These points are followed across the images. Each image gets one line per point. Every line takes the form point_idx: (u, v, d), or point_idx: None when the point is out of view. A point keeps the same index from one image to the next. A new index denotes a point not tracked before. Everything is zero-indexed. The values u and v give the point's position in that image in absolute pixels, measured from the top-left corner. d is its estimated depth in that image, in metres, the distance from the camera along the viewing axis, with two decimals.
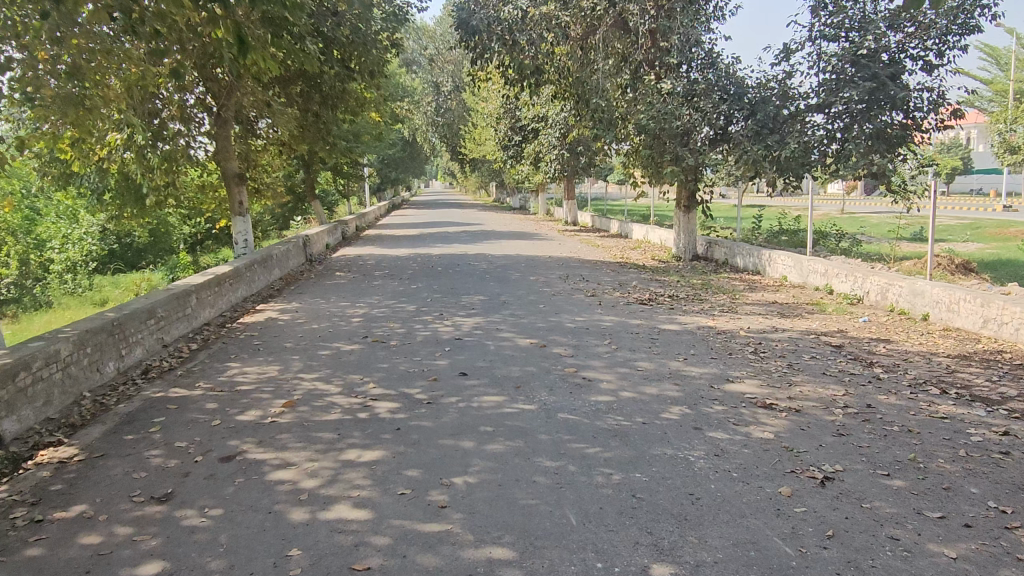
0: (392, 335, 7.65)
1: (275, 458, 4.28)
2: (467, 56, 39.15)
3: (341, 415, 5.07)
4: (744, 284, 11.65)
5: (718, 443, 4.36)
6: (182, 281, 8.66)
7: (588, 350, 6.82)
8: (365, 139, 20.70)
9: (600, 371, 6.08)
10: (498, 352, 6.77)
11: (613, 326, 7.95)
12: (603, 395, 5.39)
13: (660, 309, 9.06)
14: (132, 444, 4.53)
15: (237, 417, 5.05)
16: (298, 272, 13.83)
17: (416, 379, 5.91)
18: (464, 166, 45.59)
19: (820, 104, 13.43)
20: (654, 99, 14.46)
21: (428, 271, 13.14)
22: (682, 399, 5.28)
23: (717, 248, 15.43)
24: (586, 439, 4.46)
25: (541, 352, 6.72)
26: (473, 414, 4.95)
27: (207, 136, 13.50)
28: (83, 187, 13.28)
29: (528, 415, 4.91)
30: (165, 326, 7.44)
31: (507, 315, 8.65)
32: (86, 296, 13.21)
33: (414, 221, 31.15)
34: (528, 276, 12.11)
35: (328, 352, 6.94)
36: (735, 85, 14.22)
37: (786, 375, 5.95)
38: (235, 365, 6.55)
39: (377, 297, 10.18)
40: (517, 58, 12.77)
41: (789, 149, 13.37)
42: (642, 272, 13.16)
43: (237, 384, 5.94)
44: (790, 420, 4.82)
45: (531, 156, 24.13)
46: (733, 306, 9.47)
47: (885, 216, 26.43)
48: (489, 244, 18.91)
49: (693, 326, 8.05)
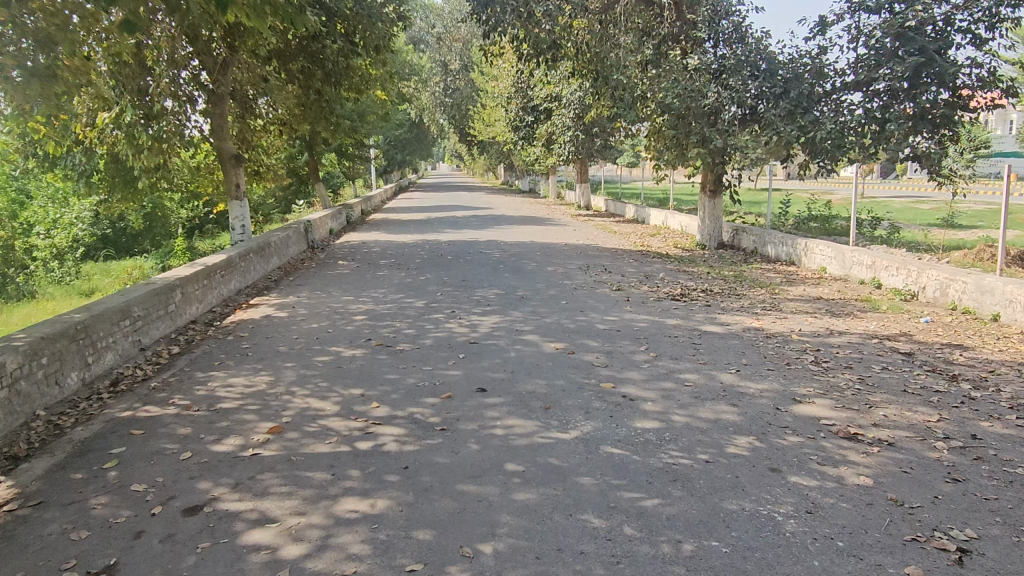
0: (399, 337, 6.77)
1: (252, 509, 3.43)
2: (477, 34, 37.69)
3: (337, 445, 4.20)
4: (780, 276, 10.71)
5: (807, 494, 3.48)
6: (167, 273, 7.79)
7: (624, 359, 5.92)
8: (371, 120, 19.79)
9: (642, 386, 5.19)
10: (520, 360, 5.89)
11: (648, 328, 7.05)
12: (650, 420, 4.51)
13: (696, 307, 8.16)
14: (77, 490, 3.67)
15: (211, 449, 4.19)
16: (297, 261, 12.89)
17: (426, 396, 5.03)
18: (472, 147, 44.39)
19: (857, 82, 12.46)
20: (680, 77, 13.66)
21: (436, 260, 12.25)
22: (746, 427, 4.39)
23: (745, 235, 14.50)
24: (640, 485, 3.59)
25: (570, 362, 5.83)
26: (498, 448, 4.08)
27: (201, 113, 12.52)
28: (69, 167, 12.45)
29: (564, 451, 4.04)
30: (142, 327, 6.58)
31: (527, 313, 7.77)
32: (74, 286, 12.32)
33: (421, 204, 30.21)
34: (545, 266, 11.22)
35: (324, 359, 6.07)
36: (765, 60, 13.29)
37: (861, 394, 5.05)
38: (218, 374, 5.69)
39: (381, 290, 9.28)
40: (531, 31, 11.15)
41: (825, 130, 12.32)
42: (667, 262, 12.26)
43: (218, 399, 5.09)
44: (886, 459, 3.92)
45: (543, 137, 23.14)
46: (775, 303, 8.54)
47: (907, 199, 25.44)
48: (500, 230, 18.01)
49: (737, 327, 7.15)
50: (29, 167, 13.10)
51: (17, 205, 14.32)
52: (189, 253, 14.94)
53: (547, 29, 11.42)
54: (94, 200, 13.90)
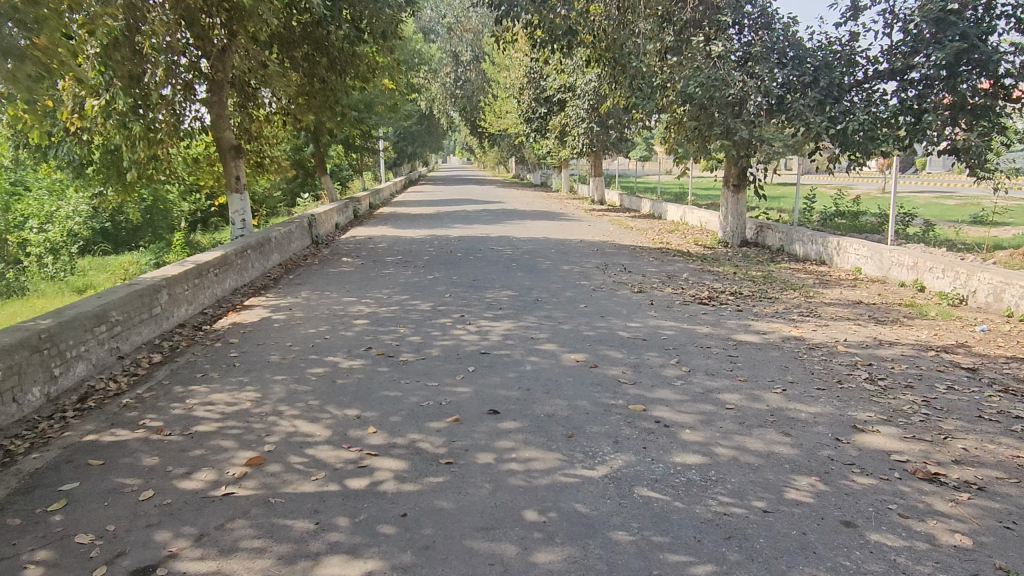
0: (402, 346, 6.14)
1: (213, 571, 2.81)
2: (489, 24, 37.00)
3: (325, 483, 3.58)
4: (811, 276, 10.04)
5: (896, 560, 2.83)
6: (153, 273, 7.20)
7: (653, 374, 5.27)
8: (379, 111, 19.18)
9: (677, 409, 4.54)
10: (538, 375, 5.25)
11: (677, 337, 6.40)
12: (691, 454, 3.86)
13: (727, 312, 7.50)
14: (10, 541, 3.06)
15: (177, 486, 3.57)
16: (299, 258, 12.26)
17: (431, 420, 4.40)
18: (483, 140, 43.66)
19: (892, 70, 11.66)
20: (702, 64, 12.73)
21: (446, 257, 11.63)
22: (805, 465, 3.74)
23: (769, 232, 13.77)
24: (688, 543, 2.95)
25: (593, 377, 5.19)
26: (514, 490, 3.46)
27: (202, 102, 11.85)
28: (61, 158, 11.81)
29: (593, 495, 3.40)
30: (121, 332, 5.99)
31: (542, 318, 7.13)
32: (67, 282, 11.72)
33: (430, 198, 29.65)
34: (560, 265, 10.55)
35: (318, 372, 5.44)
36: (793, 47, 12.59)
37: (931, 422, 4.38)
38: (199, 389, 5.08)
39: (386, 291, 8.68)
40: (547, 17, 10.36)
41: (857, 121, 11.60)
42: (689, 260, 11.57)
43: (195, 420, 4.49)
44: (982, 509, 3.27)
45: (557, 129, 22.45)
46: (813, 308, 7.86)
47: (931, 194, 24.58)
48: (511, 225, 17.35)
49: (775, 336, 6.48)
50: (21, 158, 12.51)
51: (12, 198, 13.76)
52: (189, 248, 14.36)
53: (563, 14, 10.46)
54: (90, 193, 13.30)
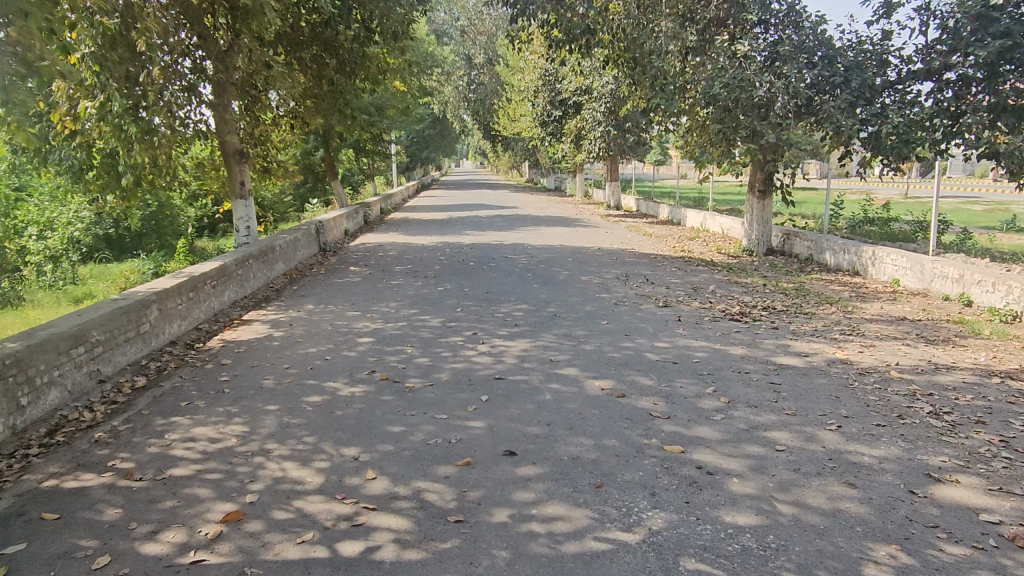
0: (409, 370, 5.59)
1: None
2: (503, 26, 36.58)
3: (312, 548, 3.04)
4: (846, 289, 9.41)
5: None
6: (144, 287, 6.71)
7: (689, 406, 4.68)
8: (390, 114, 18.71)
9: (720, 452, 3.95)
10: (560, 407, 4.68)
11: (711, 360, 5.81)
12: (744, 512, 3.28)
13: (762, 330, 6.90)
14: None
15: (137, 551, 3.03)
16: (305, 266, 11.75)
17: (437, 464, 3.84)
18: (497, 143, 43.19)
19: (928, 70, 10.96)
20: (727, 64, 12.14)
21: (457, 266, 11.11)
22: (881, 528, 3.15)
23: (797, 241, 13.09)
24: None
25: (622, 410, 4.61)
26: (536, 561, 2.89)
27: (208, 105, 11.24)
28: (59, 163, 11.37)
29: (633, 568, 2.83)
30: (102, 354, 5.49)
31: (561, 336, 6.57)
32: (65, 291, 11.27)
33: (443, 203, 29.24)
34: (578, 275, 10.00)
35: (315, 401, 4.90)
36: (822, 47, 11.99)
37: (1017, 470, 3.77)
38: (182, 421, 4.56)
39: (393, 304, 8.14)
40: (564, 16, 9.83)
41: (891, 124, 10.95)
42: (714, 270, 10.96)
43: (171, 460, 3.95)
44: None
45: (573, 132, 21.88)
46: (854, 325, 7.24)
47: (957, 199, 23.74)
48: (526, 232, 16.78)
49: (818, 360, 5.88)
50: (20, 162, 12.09)
51: (13, 204, 13.37)
52: (192, 256, 13.91)
53: (582, 12, 9.89)
54: (91, 199, 12.87)
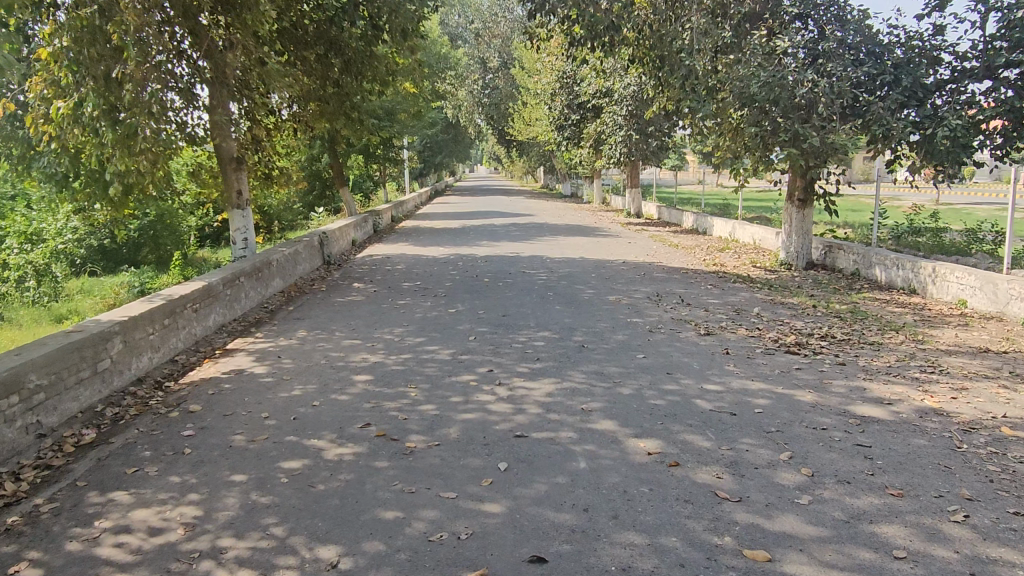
0: (411, 422, 4.61)
1: None
2: (518, 29, 35.69)
3: None
4: (908, 312, 8.35)
5: None
6: (109, 314, 5.78)
7: (765, 483, 3.67)
8: (400, 118, 17.82)
9: (820, 563, 2.93)
10: (599, 483, 3.67)
11: (777, 410, 4.79)
12: None
13: (827, 367, 5.88)
14: None
15: None
16: (305, 282, 10.84)
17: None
18: (512, 148, 42.35)
19: (987, 67, 9.81)
20: (765, 62, 11.10)
21: (470, 283, 10.15)
22: None
23: (839, 254, 12.04)
24: None
25: (679, 489, 3.60)
26: None
27: (203, 109, 10.40)
28: (41, 171, 10.47)
29: None
30: (45, 402, 4.55)
31: (592, 374, 5.58)
32: (48, 307, 10.41)
33: (456, 210, 28.36)
34: (605, 295, 9.01)
35: (294, 469, 3.94)
36: (869, 44, 10.91)
37: None
38: (123, 498, 3.62)
39: (399, 331, 7.19)
40: (586, 10, 8.83)
41: (948, 126, 9.67)
42: (752, 288, 9.94)
43: (90, 566, 3.00)
44: None
45: (592, 136, 20.88)
46: (934, 361, 6.19)
47: None
48: (543, 242, 15.83)
49: (908, 411, 4.83)
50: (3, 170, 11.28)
51: None
52: (189, 268, 13.04)
53: (604, 6, 8.91)
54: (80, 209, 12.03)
